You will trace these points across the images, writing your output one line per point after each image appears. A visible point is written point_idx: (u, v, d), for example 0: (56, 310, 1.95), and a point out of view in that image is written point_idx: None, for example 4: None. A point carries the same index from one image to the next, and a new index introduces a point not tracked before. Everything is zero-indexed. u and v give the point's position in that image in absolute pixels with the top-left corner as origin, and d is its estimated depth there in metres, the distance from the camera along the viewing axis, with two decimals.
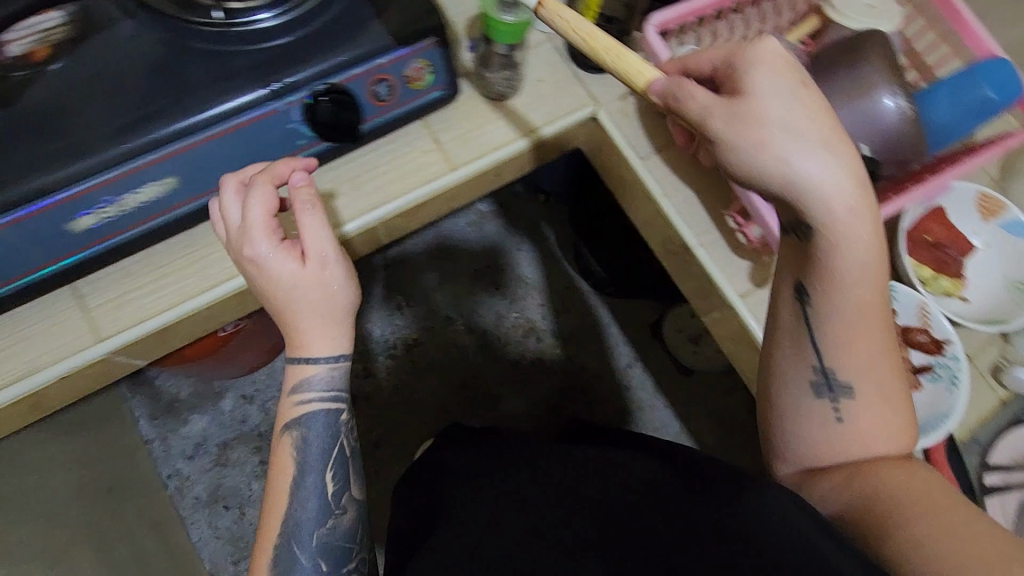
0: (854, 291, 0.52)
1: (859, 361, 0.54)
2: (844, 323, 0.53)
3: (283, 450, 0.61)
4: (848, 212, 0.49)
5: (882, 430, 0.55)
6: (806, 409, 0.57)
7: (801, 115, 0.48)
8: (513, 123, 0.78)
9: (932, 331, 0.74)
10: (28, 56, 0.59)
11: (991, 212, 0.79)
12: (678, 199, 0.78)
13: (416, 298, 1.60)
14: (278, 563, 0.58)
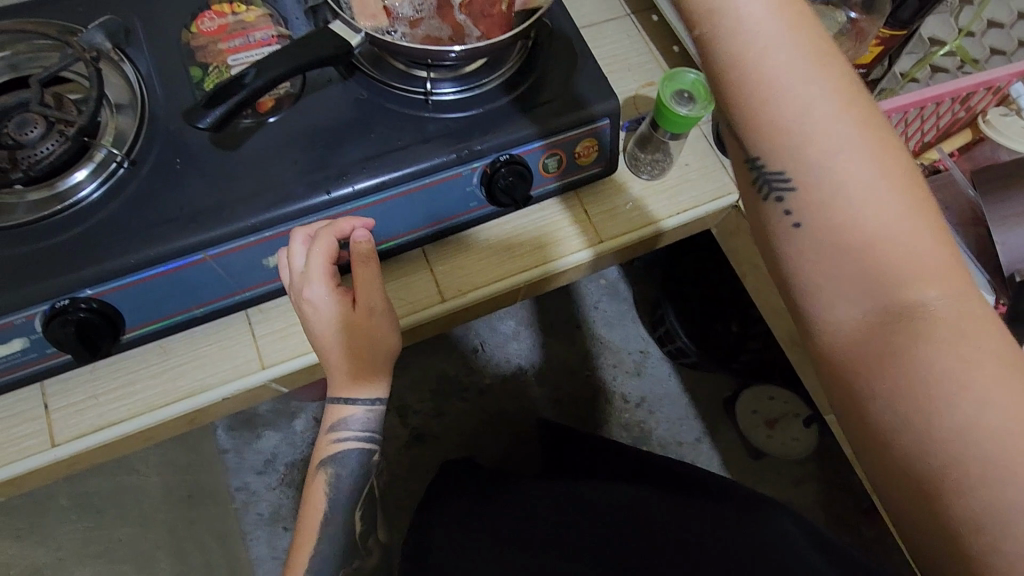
0: (761, 35, 0.39)
1: (801, 141, 0.39)
2: (756, 100, 0.39)
3: (317, 484, 0.63)
4: (761, 11, 0.38)
5: (860, 205, 0.38)
6: (774, 240, 0.42)
7: None
8: (661, 203, 0.80)
9: None
10: (257, 107, 0.66)
11: None
12: None
13: (491, 344, 1.62)
14: None
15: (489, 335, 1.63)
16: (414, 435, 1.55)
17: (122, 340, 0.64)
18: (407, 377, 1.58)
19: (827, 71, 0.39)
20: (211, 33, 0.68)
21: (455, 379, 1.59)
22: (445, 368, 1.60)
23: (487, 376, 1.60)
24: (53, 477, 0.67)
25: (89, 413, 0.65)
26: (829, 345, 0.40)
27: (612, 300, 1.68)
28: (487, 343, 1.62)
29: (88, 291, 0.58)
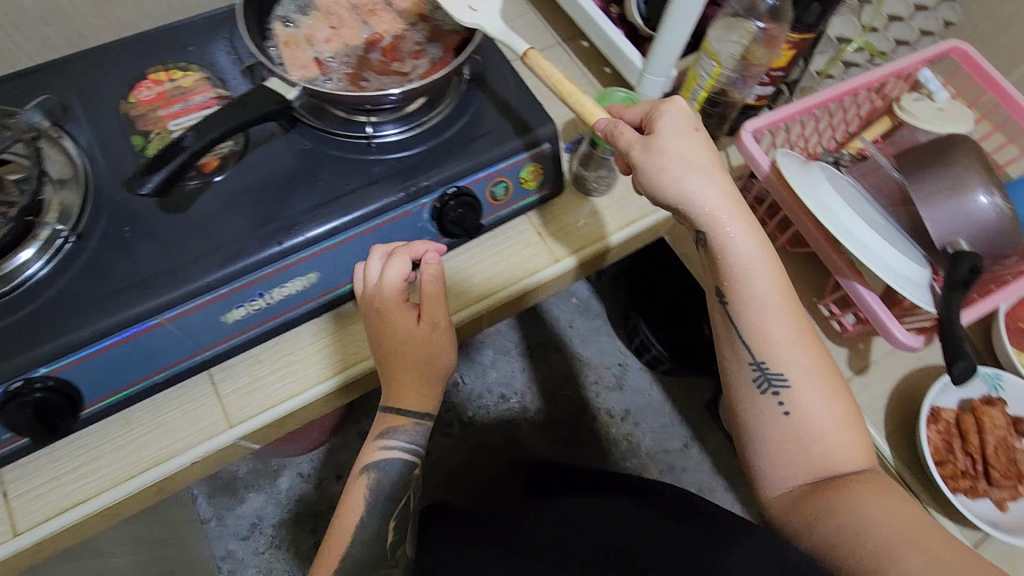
0: (761, 281, 0.61)
1: (784, 352, 0.60)
2: (752, 314, 0.61)
3: (358, 486, 0.68)
4: (758, 259, 0.61)
5: (816, 413, 0.59)
6: (760, 413, 0.61)
7: (694, 151, 0.61)
8: (612, 218, 0.82)
9: None
10: (201, 168, 0.67)
11: None
12: None
13: (471, 376, 1.62)
14: None
15: (466, 368, 1.63)
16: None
17: (81, 416, 0.63)
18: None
19: (793, 322, 0.61)
20: (150, 101, 0.69)
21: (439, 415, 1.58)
22: (426, 408, 1.59)
23: (471, 408, 1.59)
24: (18, 569, 0.64)
25: (51, 496, 0.63)
26: (778, 497, 0.60)
27: (584, 317, 1.70)
28: (466, 375, 1.62)
29: (42, 370, 0.57)
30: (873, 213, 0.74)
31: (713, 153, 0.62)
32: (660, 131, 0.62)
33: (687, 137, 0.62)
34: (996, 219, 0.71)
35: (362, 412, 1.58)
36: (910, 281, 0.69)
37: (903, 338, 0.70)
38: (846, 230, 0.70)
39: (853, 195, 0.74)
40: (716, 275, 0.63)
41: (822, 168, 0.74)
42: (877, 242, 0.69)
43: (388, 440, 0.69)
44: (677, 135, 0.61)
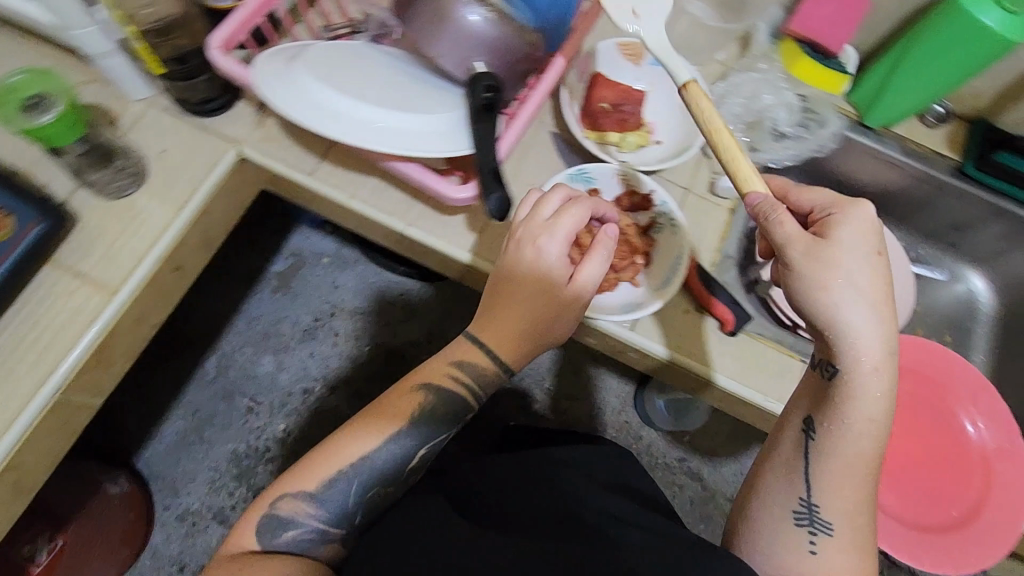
0: (864, 444, 0.54)
1: (846, 500, 0.54)
2: (842, 460, 0.54)
3: (407, 399, 0.61)
4: (878, 385, 0.53)
5: (838, 557, 0.54)
6: (784, 540, 0.55)
7: (869, 279, 0.53)
8: (159, 209, 0.70)
9: (637, 189, 0.74)
10: None
11: (637, 55, 0.81)
12: (367, 193, 0.73)
13: (262, 393, 1.43)
14: (320, 496, 0.56)
15: (250, 386, 1.43)
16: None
17: None
18: (201, 483, 1.36)
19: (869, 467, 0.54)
20: None
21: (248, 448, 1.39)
22: (234, 449, 1.39)
23: (279, 423, 1.41)
24: None
25: None
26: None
27: (344, 269, 1.53)
28: (257, 395, 1.42)
29: None
30: (382, 75, 0.63)
31: (881, 312, 0.53)
32: (854, 246, 0.53)
33: (865, 265, 0.53)
34: (496, 32, 0.63)
35: (163, 500, 1.34)
36: (437, 132, 0.60)
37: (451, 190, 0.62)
38: (341, 117, 0.58)
39: (349, 66, 0.61)
40: (823, 390, 0.56)
41: (307, 57, 0.61)
42: (382, 114, 0.58)
43: (463, 373, 0.62)
44: (862, 251, 0.53)
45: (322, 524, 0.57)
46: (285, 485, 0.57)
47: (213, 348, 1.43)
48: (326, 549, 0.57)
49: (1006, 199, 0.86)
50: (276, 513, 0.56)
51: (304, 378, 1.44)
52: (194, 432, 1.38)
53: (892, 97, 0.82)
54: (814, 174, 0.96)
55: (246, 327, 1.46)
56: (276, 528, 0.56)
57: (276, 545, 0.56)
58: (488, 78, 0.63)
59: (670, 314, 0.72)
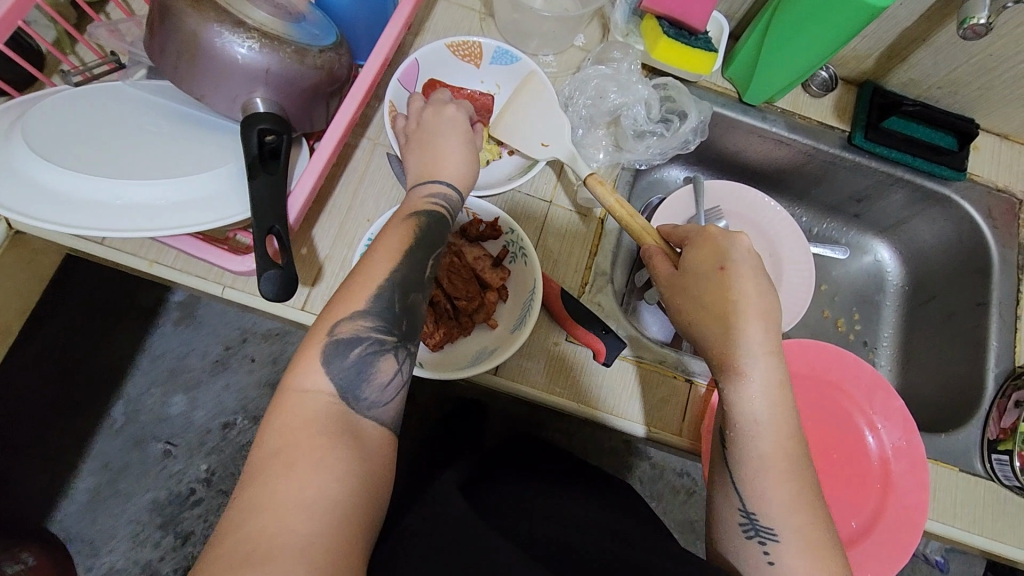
0: (767, 443, 0.51)
1: (781, 502, 0.50)
2: (753, 466, 0.51)
3: (404, 224, 0.52)
4: (762, 391, 0.51)
5: (796, 567, 0.49)
6: (743, 555, 0.51)
7: (727, 294, 0.53)
8: None
9: (482, 217, 0.65)
10: None
11: (474, 54, 0.71)
12: (171, 257, 0.63)
13: (178, 434, 1.25)
14: (376, 307, 0.47)
15: (164, 428, 1.24)
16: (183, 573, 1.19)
17: None
18: (123, 539, 1.19)
19: (793, 470, 0.50)
20: None
21: (170, 494, 1.22)
22: (154, 498, 1.22)
23: (201, 462, 1.24)
24: None
25: None
26: None
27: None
28: (173, 437, 1.24)
29: None
30: (142, 132, 0.53)
31: (758, 332, 0.52)
32: (715, 286, 0.53)
33: (714, 281, 0.53)
34: (271, 61, 0.52)
35: (83, 564, 1.17)
36: (200, 200, 0.50)
37: (240, 263, 0.56)
38: (59, 198, 0.47)
39: (96, 128, 0.52)
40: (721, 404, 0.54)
41: (38, 118, 0.50)
42: (113, 188, 0.48)
43: (435, 199, 0.54)
44: (704, 273, 0.54)
45: (381, 334, 0.47)
46: (334, 313, 0.46)
47: (118, 394, 1.24)
48: (389, 365, 0.46)
49: (900, 167, 0.80)
50: (340, 337, 0.45)
51: (223, 414, 1.27)
52: (108, 485, 1.20)
53: (767, 72, 0.74)
54: (704, 156, 0.88)
55: (151, 366, 1.26)
56: (341, 348, 0.45)
57: (340, 372, 0.44)
58: (264, 120, 0.52)
59: (539, 349, 0.67)
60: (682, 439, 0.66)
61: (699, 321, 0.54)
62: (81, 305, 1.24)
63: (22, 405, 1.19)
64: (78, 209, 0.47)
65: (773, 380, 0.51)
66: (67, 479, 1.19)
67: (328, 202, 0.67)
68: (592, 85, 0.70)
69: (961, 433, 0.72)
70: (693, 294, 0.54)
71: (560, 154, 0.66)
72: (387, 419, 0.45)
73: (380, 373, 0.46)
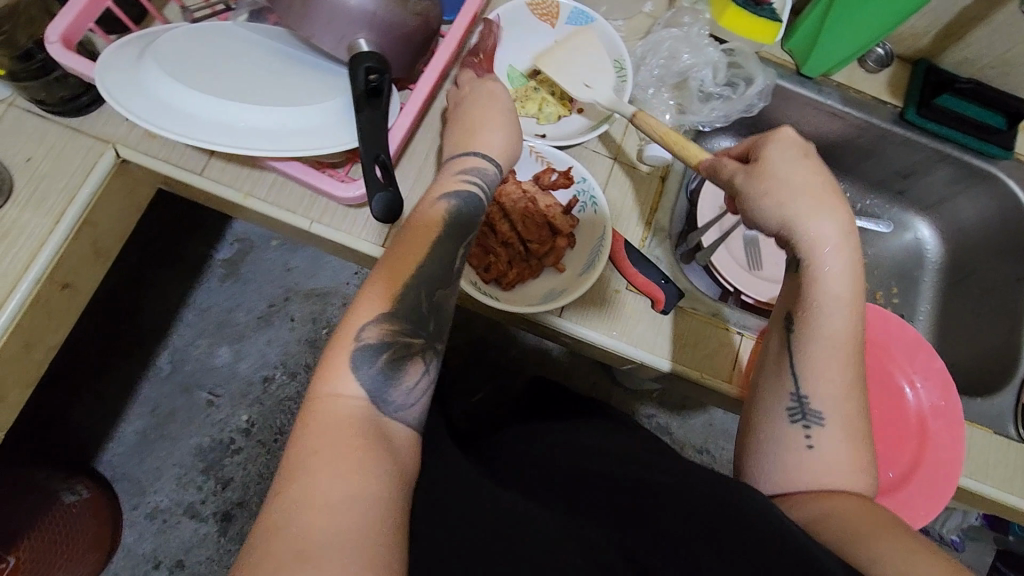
0: (835, 323, 0.55)
1: (831, 387, 0.55)
2: (823, 345, 0.55)
3: (435, 210, 0.56)
4: (837, 272, 0.55)
5: (832, 448, 0.54)
6: (783, 441, 0.56)
7: (811, 178, 0.55)
8: (30, 224, 0.63)
9: (556, 167, 0.69)
10: None
11: (551, 15, 0.74)
12: (264, 190, 0.68)
13: (221, 384, 1.31)
14: (401, 309, 0.51)
15: (209, 378, 1.30)
16: (221, 517, 1.25)
17: None
18: (168, 479, 1.25)
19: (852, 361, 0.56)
20: None
21: (213, 441, 1.28)
22: (198, 443, 1.28)
23: (243, 412, 1.30)
24: None
25: None
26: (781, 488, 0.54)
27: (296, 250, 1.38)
28: (216, 387, 1.30)
29: None
30: (257, 66, 0.57)
31: (840, 222, 0.55)
32: (805, 174, 0.55)
33: (797, 166, 0.55)
34: (379, 6, 0.57)
35: (130, 501, 1.23)
36: (310, 129, 0.55)
37: (345, 191, 0.60)
38: (186, 117, 0.52)
39: (215, 59, 0.56)
40: (792, 280, 0.57)
41: (165, 46, 0.55)
42: (231, 111, 0.53)
43: (470, 175, 0.60)
44: (790, 159, 0.55)
45: (407, 336, 0.51)
46: (355, 322, 0.50)
47: (165, 343, 1.30)
48: (416, 369, 0.50)
49: (950, 144, 0.82)
50: (367, 342, 0.49)
51: (265, 368, 1.32)
52: (156, 429, 1.26)
53: (831, 43, 0.76)
54: (756, 128, 0.91)
55: (197, 318, 1.32)
56: (369, 356, 0.48)
57: (368, 377, 0.48)
58: (370, 59, 0.56)
59: (602, 296, 0.71)
60: (731, 387, 0.70)
61: (785, 199, 0.54)
62: (140, 253, 1.30)
63: (82, 346, 1.26)
64: (203, 128, 0.52)
65: (850, 264, 0.55)
66: (121, 418, 1.26)
67: (408, 147, 0.71)
68: (665, 47, 0.73)
69: (997, 398, 0.76)
70: (776, 178, 0.55)
71: (592, 71, 0.67)
72: (410, 423, 0.49)
73: (407, 378, 0.49)
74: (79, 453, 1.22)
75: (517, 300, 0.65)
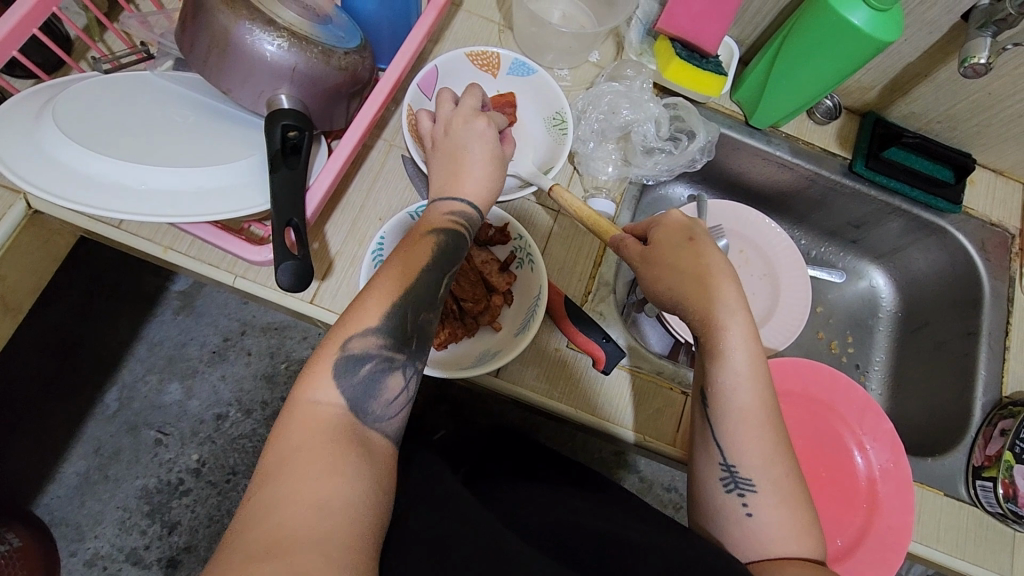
0: (744, 395, 0.53)
1: (756, 452, 0.53)
2: (739, 420, 0.53)
3: (424, 242, 0.52)
4: (738, 349, 0.53)
5: (772, 515, 0.52)
6: (720, 508, 0.54)
7: (695, 261, 0.54)
8: None
9: (492, 222, 0.67)
10: None
11: (492, 65, 0.73)
12: (186, 244, 0.64)
13: (171, 423, 1.23)
14: (387, 324, 0.46)
15: (158, 417, 1.23)
16: (166, 565, 1.17)
17: None
18: (108, 525, 1.16)
19: (771, 428, 0.54)
20: None
21: (160, 482, 1.20)
22: (144, 485, 1.19)
23: (193, 451, 1.22)
24: None
25: None
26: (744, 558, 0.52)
27: None
28: (166, 425, 1.22)
29: None
30: (168, 121, 0.55)
31: (732, 295, 0.53)
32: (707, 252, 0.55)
33: (682, 249, 0.55)
34: (299, 60, 0.54)
35: (67, 549, 1.14)
36: (222, 189, 0.52)
37: (256, 253, 0.57)
38: (84, 179, 0.49)
39: (122, 115, 0.53)
40: (699, 354, 0.56)
41: (68, 100, 0.52)
42: (137, 172, 0.50)
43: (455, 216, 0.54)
44: (675, 243, 0.56)
45: (389, 353, 0.46)
46: (345, 327, 0.46)
47: (112, 380, 1.22)
48: (397, 381, 0.46)
49: (899, 197, 0.82)
50: (351, 353, 0.45)
51: (219, 405, 1.25)
52: (99, 470, 1.18)
53: (777, 98, 0.75)
54: (709, 175, 0.91)
55: (148, 353, 1.25)
56: (352, 364, 0.44)
57: (350, 387, 0.44)
58: (287, 116, 0.54)
59: (541, 355, 0.68)
60: (675, 450, 0.68)
61: (669, 279, 0.55)
62: (84, 287, 1.23)
63: (17, 385, 1.17)
64: (100, 192, 0.49)
65: (748, 335, 0.53)
66: (60, 459, 1.17)
67: (343, 199, 0.69)
68: (604, 101, 0.73)
69: (948, 457, 0.74)
70: (670, 261, 0.55)
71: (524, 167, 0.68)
72: (391, 435, 0.45)
73: (388, 389, 0.45)
74: (12, 500, 1.14)
75: (451, 361, 0.63)
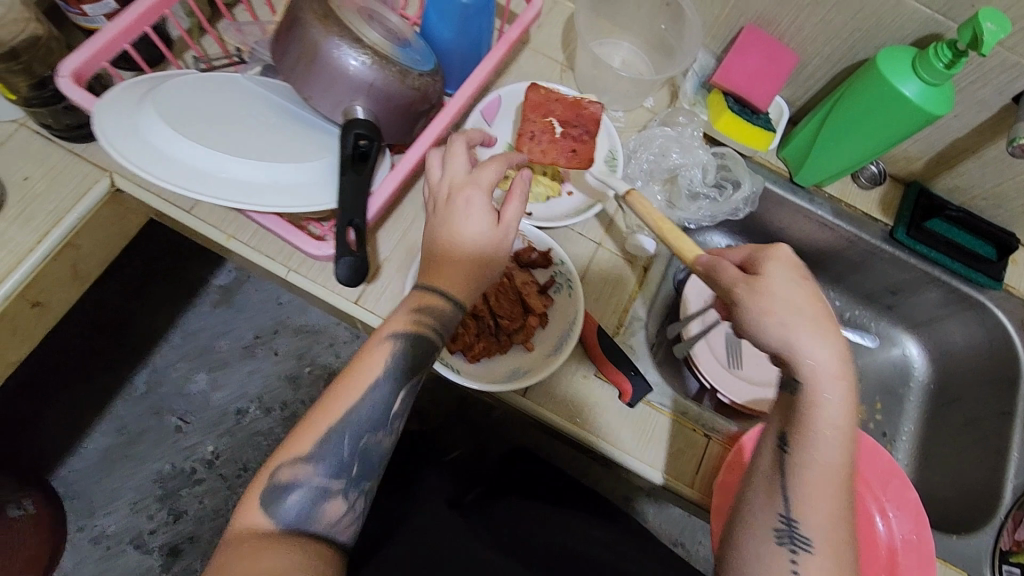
0: (830, 452, 0.49)
1: (824, 513, 0.49)
2: (819, 476, 0.49)
3: (377, 351, 0.51)
4: (837, 403, 0.49)
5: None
6: (766, 561, 0.50)
7: (809, 301, 0.50)
8: (15, 240, 0.64)
9: (536, 246, 0.69)
10: None
11: None
12: (248, 235, 0.68)
13: (194, 411, 1.26)
14: (322, 449, 0.49)
15: (182, 404, 1.26)
16: (169, 552, 1.18)
17: None
18: (120, 505, 1.19)
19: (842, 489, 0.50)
20: None
21: (175, 469, 1.23)
22: (160, 470, 1.22)
23: (211, 442, 1.25)
24: None
25: None
26: None
27: None
28: (188, 413, 1.26)
29: None
30: (253, 119, 0.59)
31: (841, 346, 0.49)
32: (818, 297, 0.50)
33: (794, 285, 0.50)
34: (377, 76, 0.58)
35: (77, 523, 1.17)
36: (294, 185, 0.56)
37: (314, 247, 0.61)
38: (173, 162, 0.54)
39: (213, 109, 0.58)
40: (789, 395, 0.51)
41: (168, 91, 0.57)
42: (220, 161, 0.54)
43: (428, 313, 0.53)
44: (788, 280, 0.50)
45: (327, 479, 0.48)
46: (281, 454, 0.49)
47: (146, 361, 1.27)
48: (338, 505, 0.49)
49: (939, 268, 0.82)
50: (281, 481, 0.48)
51: (242, 399, 1.28)
52: (119, 449, 1.21)
53: (824, 157, 0.77)
54: (749, 227, 0.92)
55: (183, 340, 1.29)
56: (283, 493, 0.47)
57: (283, 513, 0.47)
58: (361, 126, 0.58)
59: (569, 381, 0.69)
60: (692, 492, 0.68)
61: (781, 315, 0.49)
62: (134, 270, 1.29)
63: (58, 356, 1.23)
64: (185, 176, 0.53)
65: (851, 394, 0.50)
66: (86, 433, 1.21)
67: (397, 209, 0.73)
68: (656, 143, 0.76)
69: (974, 538, 0.72)
70: (777, 296, 0.49)
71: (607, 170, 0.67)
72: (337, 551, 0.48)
73: (327, 513, 0.48)
74: (35, 468, 1.17)
75: (483, 375, 0.64)
